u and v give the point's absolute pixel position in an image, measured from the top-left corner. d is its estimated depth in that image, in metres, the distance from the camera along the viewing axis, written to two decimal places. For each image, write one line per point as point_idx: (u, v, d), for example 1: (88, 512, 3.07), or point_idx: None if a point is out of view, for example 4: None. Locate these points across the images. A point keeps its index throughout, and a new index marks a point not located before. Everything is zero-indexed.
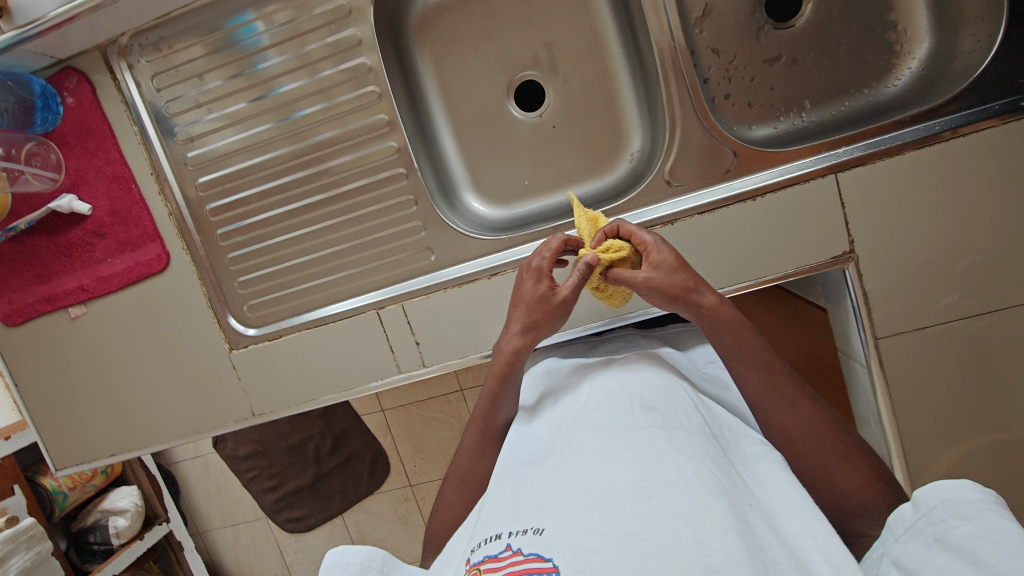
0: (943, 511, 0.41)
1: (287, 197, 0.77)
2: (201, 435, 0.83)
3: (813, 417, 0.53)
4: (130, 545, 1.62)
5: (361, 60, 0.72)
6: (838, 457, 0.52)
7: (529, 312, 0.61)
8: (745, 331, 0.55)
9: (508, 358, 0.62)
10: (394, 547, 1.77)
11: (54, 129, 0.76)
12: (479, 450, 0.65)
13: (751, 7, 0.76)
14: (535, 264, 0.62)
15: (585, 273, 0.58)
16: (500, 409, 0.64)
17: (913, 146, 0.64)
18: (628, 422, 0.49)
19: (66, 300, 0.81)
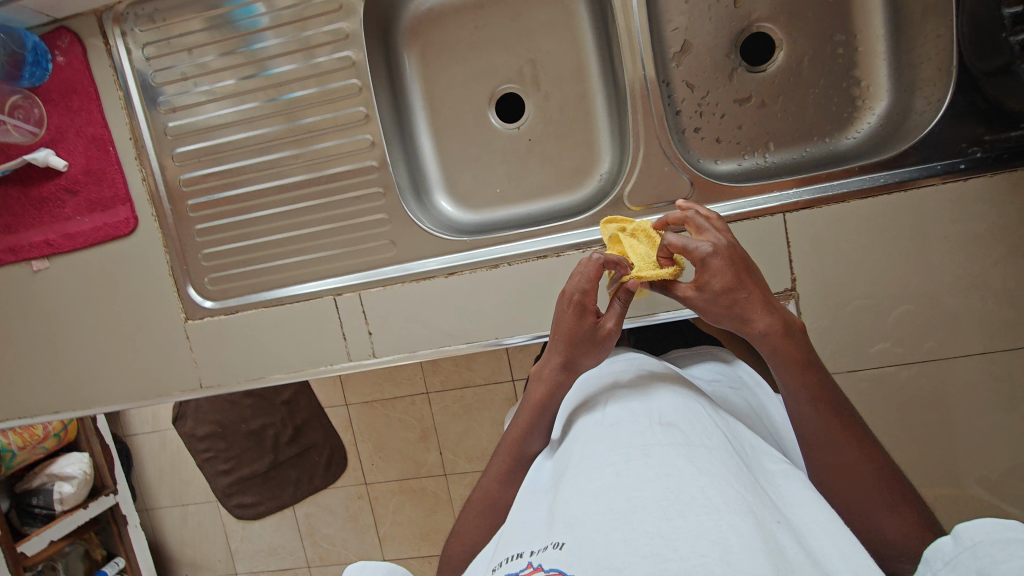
0: (996, 549, 0.34)
1: (262, 176, 0.79)
2: (146, 400, 0.84)
3: (859, 449, 0.51)
4: (72, 513, 1.58)
5: (347, 54, 0.75)
6: (879, 495, 0.49)
7: (571, 347, 0.59)
8: (799, 352, 0.53)
9: (547, 391, 0.60)
10: (342, 545, 1.74)
11: (41, 85, 0.77)
12: (509, 478, 0.60)
13: (727, 49, 0.80)
14: (575, 296, 0.59)
15: (627, 300, 0.59)
16: (535, 437, 0.60)
17: (856, 195, 0.68)
18: (647, 439, 0.47)
19: (30, 252, 0.82)
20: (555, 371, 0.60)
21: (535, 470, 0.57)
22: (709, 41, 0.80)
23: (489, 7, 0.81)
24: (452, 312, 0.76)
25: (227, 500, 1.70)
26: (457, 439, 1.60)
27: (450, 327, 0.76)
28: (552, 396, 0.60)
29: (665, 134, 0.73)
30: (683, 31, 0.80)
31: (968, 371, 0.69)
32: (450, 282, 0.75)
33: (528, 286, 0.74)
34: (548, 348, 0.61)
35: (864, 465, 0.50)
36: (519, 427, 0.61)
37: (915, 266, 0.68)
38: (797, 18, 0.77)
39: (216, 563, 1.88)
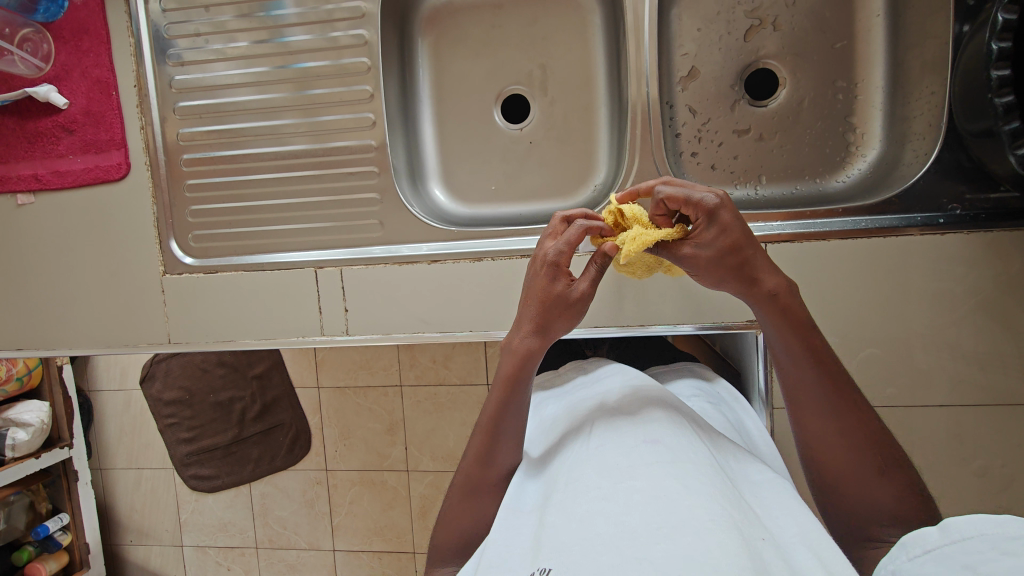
0: (982, 543, 0.33)
1: (261, 140, 0.79)
2: (111, 349, 0.83)
3: (855, 424, 0.51)
4: (23, 462, 1.55)
5: (361, 32, 0.76)
6: (873, 464, 0.51)
7: (543, 311, 0.56)
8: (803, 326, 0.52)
9: (523, 361, 0.58)
10: (294, 530, 1.71)
11: (54, 21, 0.77)
12: (485, 458, 0.60)
13: (732, 80, 0.82)
14: (552, 258, 0.57)
15: (603, 265, 0.56)
16: (512, 417, 0.59)
17: (837, 235, 0.70)
18: (633, 459, 0.48)
19: (18, 186, 0.81)
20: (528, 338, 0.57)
21: (514, 489, 0.57)
22: (716, 70, 0.82)
23: (507, 8, 0.83)
24: (430, 299, 0.76)
25: (185, 470, 1.70)
26: (424, 436, 1.58)
27: (427, 314, 0.76)
28: (525, 368, 0.58)
29: (660, 152, 0.74)
30: (692, 57, 0.82)
31: (928, 421, 0.70)
32: (432, 270, 0.75)
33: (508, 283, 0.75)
34: (521, 315, 0.58)
35: (860, 437, 0.51)
36: (491, 406, 0.60)
37: (887, 311, 0.69)
38: (803, 59, 0.80)
39: (164, 532, 1.84)
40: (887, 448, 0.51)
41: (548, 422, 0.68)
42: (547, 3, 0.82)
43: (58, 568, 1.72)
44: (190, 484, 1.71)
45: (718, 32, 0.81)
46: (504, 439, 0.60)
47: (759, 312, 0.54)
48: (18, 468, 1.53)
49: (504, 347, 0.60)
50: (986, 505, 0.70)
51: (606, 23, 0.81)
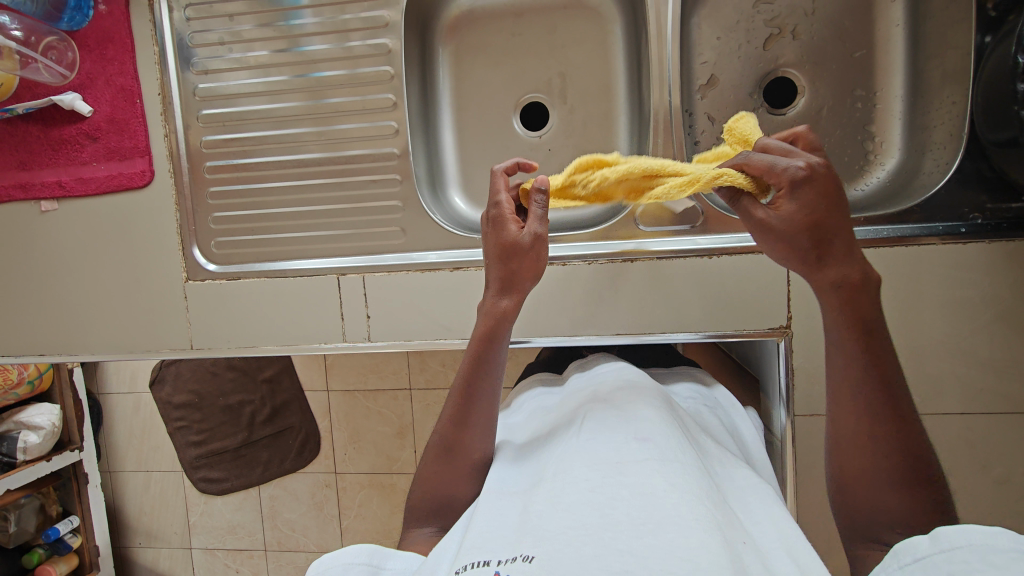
0: (968, 555, 0.34)
1: (282, 149, 0.79)
2: (132, 354, 0.83)
3: (898, 432, 0.48)
4: (34, 464, 1.56)
5: (384, 41, 0.76)
6: (901, 496, 0.48)
7: (507, 263, 0.60)
8: (864, 328, 0.50)
9: (498, 323, 0.60)
10: (303, 532, 1.72)
11: (79, 30, 0.78)
12: (463, 420, 0.59)
13: (752, 88, 0.82)
14: (495, 213, 0.61)
15: (543, 200, 0.60)
16: (490, 379, 0.59)
17: (859, 243, 0.70)
18: (623, 454, 0.48)
19: (41, 192, 0.82)
20: (504, 297, 0.60)
21: (496, 471, 0.57)
22: (735, 79, 0.82)
23: (528, 16, 0.83)
24: (451, 306, 0.77)
25: (194, 473, 1.68)
26: None
27: (448, 321, 0.77)
28: (500, 327, 0.59)
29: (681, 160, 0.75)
30: (711, 65, 0.82)
31: (949, 430, 0.70)
32: (453, 277, 0.76)
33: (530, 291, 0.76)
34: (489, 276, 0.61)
35: (893, 464, 0.48)
36: (469, 366, 0.60)
37: (907, 320, 0.70)
38: (821, 68, 0.80)
39: (172, 535, 1.85)
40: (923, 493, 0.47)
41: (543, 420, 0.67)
42: (567, 12, 0.83)
43: (67, 570, 1.72)
44: (200, 486, 1.69)
45: (737, 41, 0.82)
46: (482, 401, 0.59)
47: (824, 302, 0.52)
48: (29, 471, 1.54)
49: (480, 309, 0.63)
50: (1003, 513, 0.71)
51: (625, 32, 0.82)
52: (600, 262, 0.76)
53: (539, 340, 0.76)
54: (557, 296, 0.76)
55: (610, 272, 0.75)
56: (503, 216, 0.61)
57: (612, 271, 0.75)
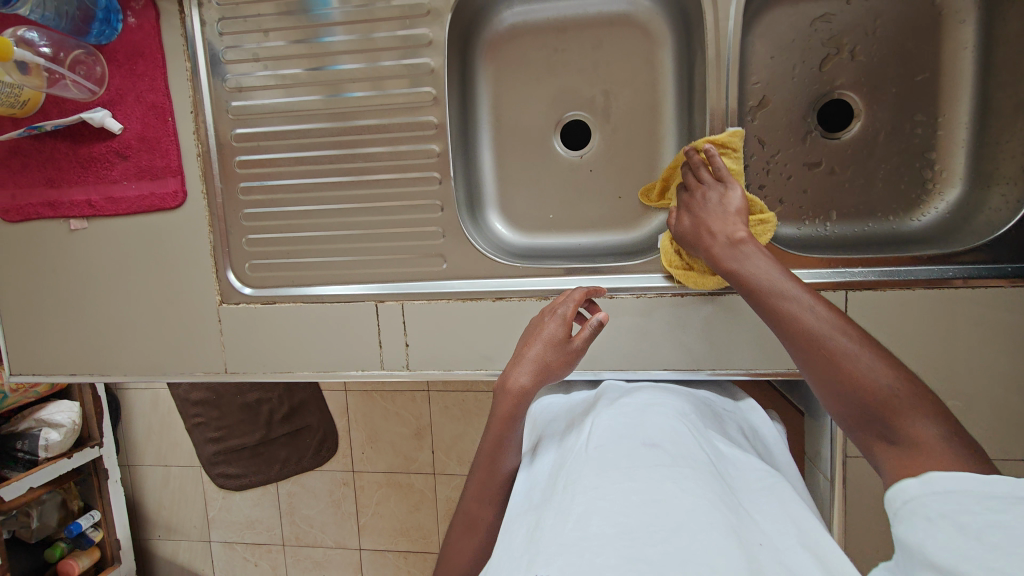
0: (962, 495, 0.37)
1: (316, 170, 0.77)
2: (165, 377, 0.83)
3: (815, 313, 0.53)
4: (56, 462, 1.57)
5: (425, 60, 0.73)
6: (852, 375, 0.49)
7: (543, 352, 0.64)
8: (782, 291, 0.55)
9: (513, 397, 0.61)
10: (320, 528, 1.73)
11: (108, 43, 0.75)
12: (480, 495, 0.62)
13: (805, 111, 0.79)
14: (559, 310, 0.67)
15: (596, 328, 0.64)
16: (506, 452, 0.62)
17: (923, 282, 0.68)
18: (634, 461, 0.49)
19: (70, 211, 0.80)
20: (524, 374, 0.62)
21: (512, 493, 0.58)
22: (788, 100, 0.79)
23: (572, 31, 0.80)
24: (492, 337, 0.75)
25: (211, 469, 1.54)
26: (452, 441, 1.59)
27: (489, 352, 0.75)
28: (518, 408, 0.61)
29: None
30: (763, 86, 0.79)
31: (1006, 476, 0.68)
32: (497, 308, 0.74)
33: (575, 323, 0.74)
34: (518, 356, 0.65)
35: (836, 355, 0.50)
36: (489, 442, 0.62)
37: (968, 363, 0.67)
38: (880, 91, 0.77)
39: (191, 528, 1.87)
40: (875, 360, 0.49)
41: (548, 429, 0.67)
42: (613, 26, 0.79)
43: (91, 564, 1.72)
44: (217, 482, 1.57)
45: (792, 61, 0.78)
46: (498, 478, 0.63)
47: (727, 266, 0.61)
48: (52, 468, 1.57)
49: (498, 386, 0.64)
50: None
51: (676, 50, 0.78)
52: (648, 297, 0.73)
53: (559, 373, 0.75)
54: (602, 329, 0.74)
55: (658, 306, 0.73)
56: (564, 316, 0.67)
57: (659, 305, 0.73)
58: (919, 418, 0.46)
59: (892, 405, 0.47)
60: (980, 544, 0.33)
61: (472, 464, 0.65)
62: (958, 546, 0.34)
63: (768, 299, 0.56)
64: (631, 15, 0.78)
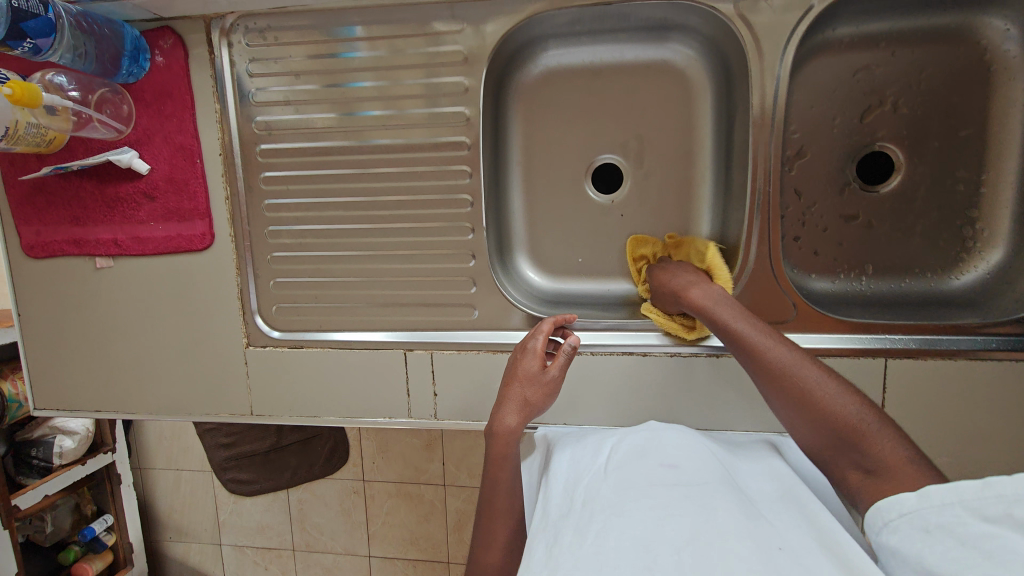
0: (963, 508, 0.41)
1: (345, 215, 0.76)
2: (192, 416, 0.83)
3: (783, 355, 0.57)
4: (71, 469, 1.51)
5: (459, 108, 0.71)
6: (829, 410, 0.53)
7: (521, 390, 0.68)
8: (750, 331, 0.60)
9: (504, 439, 0.66)
10: (331, 534, 1.72)
11: (136, 82, 0.73)
12: (486, 542, 0.64)
13: (843, 162, 0.77)
14: (529, 345, 0.70)
15: (571, 354, 0.68)
16: (505, 493, 0.65)
17: (968, 353, 0.65)
18: (651, 481, 0.52)
19: (96, 249, 0.79)
20: (509, 415, 0.67)
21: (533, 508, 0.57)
22: (827, 152, 0.77)
23: (606, 75, 0.77)
24: None
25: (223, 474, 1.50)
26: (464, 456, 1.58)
27: None
28: (509, 447, 0.67)
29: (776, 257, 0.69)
30: (802, 137, 0.77)
31: None
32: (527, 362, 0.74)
33: (605, 378, 0.73)
34: (501, 396, 0.69)
35: (811, 392, 0.54)
36: (488, 484, 0.66)
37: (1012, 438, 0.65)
38: (923, 145, 0.75)
39: (202, 531, 1.88)
40: (846, 394, 0.53)
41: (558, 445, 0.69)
42: (650, 71, 0.76)
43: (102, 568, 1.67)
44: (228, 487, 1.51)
45: (832, 112, 0.76)
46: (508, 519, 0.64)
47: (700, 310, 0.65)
48: (66, 475, 1.50)
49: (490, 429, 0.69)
50: None
51: (714, 98, 0.76)
52: (682, 356, 0.72)
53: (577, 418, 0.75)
54: (633, 386, 0.73)
55: (691, 366, 0.71)
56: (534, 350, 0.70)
57: (692, 364, 0.71)
58: (888, 445, 0.50)
59: (863, 434, 0.51)
60: (984, 560, 0.38)
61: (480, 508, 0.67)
62: (962, 561, 0.39)
63: (741, 345, 0.60)
64: (668, 60, 0.76)
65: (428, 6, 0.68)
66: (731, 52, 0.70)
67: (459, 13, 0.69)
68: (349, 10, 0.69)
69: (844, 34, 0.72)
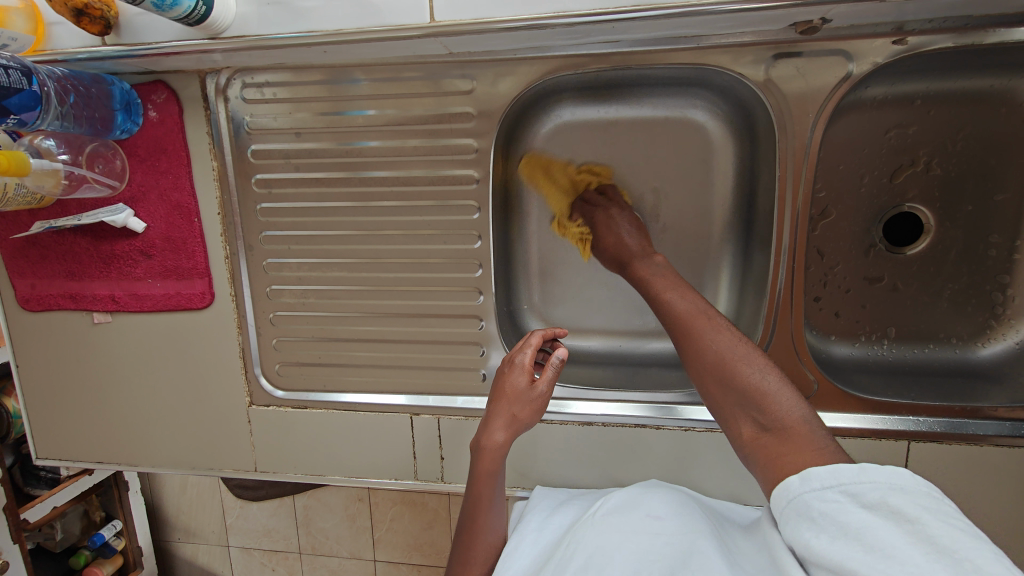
0: (842, 495, 0.40)
1: (350, 274, 0.73)
2: (194, 471, 0.82)
3: (702, 327, 0.55)
4: (78, 480, 1.17)
5: (468, 171, 0.68)
6: (735, 372, 0.51)
7: (509, 408, 0.61)
8: (677, 306, 0.58)
9: (490, 455, 0.61)
10: (333, 545, 1.35)
11: (130, 137, 0.69)
12: (467, 560, 0.66)
13: (869, 222, 0.73)
14: (516, 359, 0.62)
15: (559, 367, 0.60)
16: (486, 513, 0.64)
17: (994, 440, 0.65)
18: (643, 530, 0.58)
19: (92, 305, 0.77)
20: (498, 431, 0.61)
21: (517, 547, 0.65)
22: (853, 211, 0.73)
23: (622, 128, 0.74)
24: (521, 451, 0.75)
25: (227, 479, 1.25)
26: None
27: (528, 471, 0.75)
28: (496, 462, 0.62)
29: (798, 332, 0.67)
30: (828, 195, 0.72)
31: None
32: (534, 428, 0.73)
33: (616, 447, 0.72)
34: (488, 411, 0.63)
35: (722, 354, 0.52)
36: (471, 501, 0.64)
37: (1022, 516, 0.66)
38: (955, 207, 0.71)
39: None
40: (757, 359, 0.51)
41: (547, 500, 0.72)
42: (667, 123, 0.72)
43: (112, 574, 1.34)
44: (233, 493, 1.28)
45: (861, 170, 0.71)
46: (479, 551, 0.66)
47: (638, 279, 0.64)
48: (76, 486, 1.16)
49: (474, 443, 0.63)
50: None
51: (737, 156, 0.72)
52: (697, 431, 0.70)
53: (572, 473, 0.74)
54: (643, 456, 0.72)
55: (705, 439, 0.70)
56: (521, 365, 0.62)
57: (706, 439, 0.70)
58: (789, 403, 0.48)
59: (764, 394, 0.49)
60: (864, 549, 0.35)
61: (458, 536, 0.67)
62: (846, 548, 0.36)
63: (671, 324, 0.57)
64: (689, 116, 0.72)
65: (436, 64, 0.65)
66: (757, 115, 0.66)
67: (470, 71, 0.65)
68: (352, 68, 0.66)
69: (877, 93, 0.66)
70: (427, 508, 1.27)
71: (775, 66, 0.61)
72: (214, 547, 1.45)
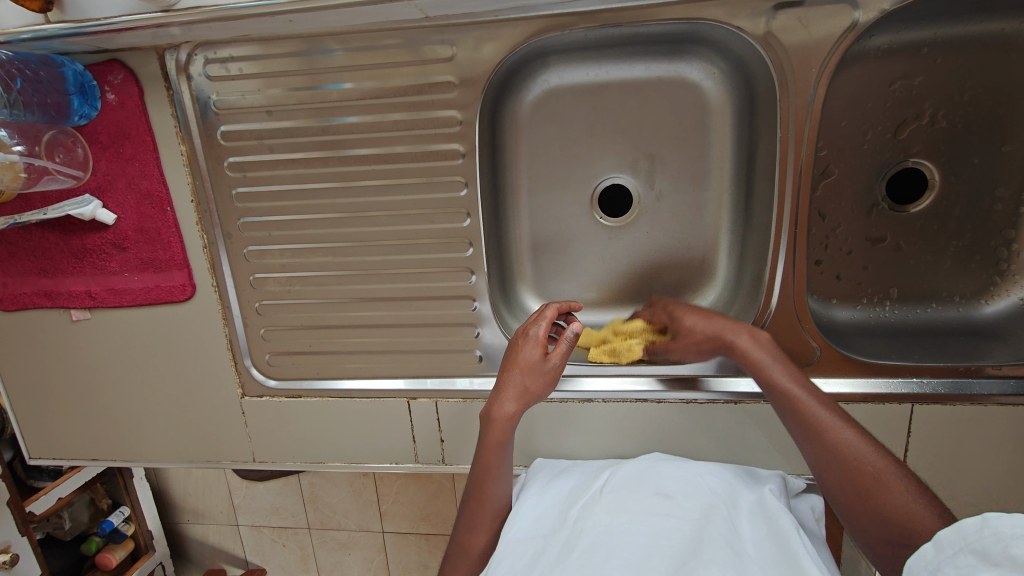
0: (972, 555, 0.40)
1: (336, 257, 0.70)
2: (190, 464, 0.81)
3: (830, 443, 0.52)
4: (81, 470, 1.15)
5: (453, 145, 0.65)
6: (879, 493, 0.49)
7: (521, 378, 0.59)
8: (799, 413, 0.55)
9: (500, 426, 0.60)
10: (342, 521, 1.36)
11: (90, 123, 0.65)
12: (474, 525, 0.65)
13: (872, 181, 0.70)
14: (529, 329, 0.61)
15: (574, 341, 0.59)
16: (495, 482, 0.63)
17: (997, 398, 0.65)
18: (650, 509, 0.58)
19: (69, 301, 0.73)
20: (509, 402, 0.59)
21: (518, 516, 0.63)
22: (856, 170, 0.70)
23: (613, 91, 0.70)
24: (521, 430, 0.74)
25: None
26: None
27: (529, 448, 0.75)
28: (506, 432, 0.61)
29: (801, 300, 0.66)
30: (830, 153, 0.69)
31: None
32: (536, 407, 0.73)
33: (617, 423, 0.72)
34: (497, 382, 0.61)
35: (862, 475, 0.50)
36: (479, 470, 0.63)
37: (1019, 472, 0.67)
38: (961, 161, 0.68)
39: None
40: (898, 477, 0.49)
41: (548, 470, 0.70)
42: (661, 84, 0.69)
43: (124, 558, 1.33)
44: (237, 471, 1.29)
45: (865, 126, 0.68)
46: (484, 521, 0.65)
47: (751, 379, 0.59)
48: (78, 477, 1.15)
49: (484, 414, 0.62)
50: None
51: (734, 116, 0.69)
52: (699, 403, 0.69)
53: (573, 450, 0.74)
54: (645, 430, 0.71)
55: (706, 412, 0.69)
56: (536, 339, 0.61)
57: (707, 411, 0.69)
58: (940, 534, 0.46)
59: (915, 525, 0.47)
60: None
61: (462, 499, 0.66)
62: None
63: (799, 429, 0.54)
64: (684, 75, 0.68)
65: (414, 30, 0.60)
66: (756, 69, 0.62)
67: (450, 36, 0.60)
68: (324, 37, 0.61)
69: (882, 42, 0.63)
70: (431, 479, 1.28)
71: (776, 17, 0.57)
72: (223, 526, 1.46)
